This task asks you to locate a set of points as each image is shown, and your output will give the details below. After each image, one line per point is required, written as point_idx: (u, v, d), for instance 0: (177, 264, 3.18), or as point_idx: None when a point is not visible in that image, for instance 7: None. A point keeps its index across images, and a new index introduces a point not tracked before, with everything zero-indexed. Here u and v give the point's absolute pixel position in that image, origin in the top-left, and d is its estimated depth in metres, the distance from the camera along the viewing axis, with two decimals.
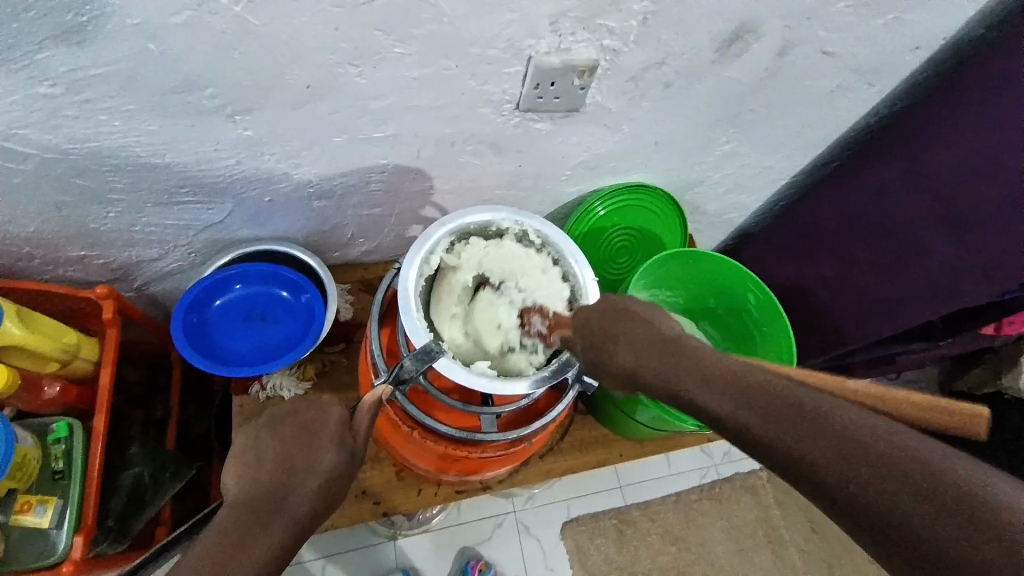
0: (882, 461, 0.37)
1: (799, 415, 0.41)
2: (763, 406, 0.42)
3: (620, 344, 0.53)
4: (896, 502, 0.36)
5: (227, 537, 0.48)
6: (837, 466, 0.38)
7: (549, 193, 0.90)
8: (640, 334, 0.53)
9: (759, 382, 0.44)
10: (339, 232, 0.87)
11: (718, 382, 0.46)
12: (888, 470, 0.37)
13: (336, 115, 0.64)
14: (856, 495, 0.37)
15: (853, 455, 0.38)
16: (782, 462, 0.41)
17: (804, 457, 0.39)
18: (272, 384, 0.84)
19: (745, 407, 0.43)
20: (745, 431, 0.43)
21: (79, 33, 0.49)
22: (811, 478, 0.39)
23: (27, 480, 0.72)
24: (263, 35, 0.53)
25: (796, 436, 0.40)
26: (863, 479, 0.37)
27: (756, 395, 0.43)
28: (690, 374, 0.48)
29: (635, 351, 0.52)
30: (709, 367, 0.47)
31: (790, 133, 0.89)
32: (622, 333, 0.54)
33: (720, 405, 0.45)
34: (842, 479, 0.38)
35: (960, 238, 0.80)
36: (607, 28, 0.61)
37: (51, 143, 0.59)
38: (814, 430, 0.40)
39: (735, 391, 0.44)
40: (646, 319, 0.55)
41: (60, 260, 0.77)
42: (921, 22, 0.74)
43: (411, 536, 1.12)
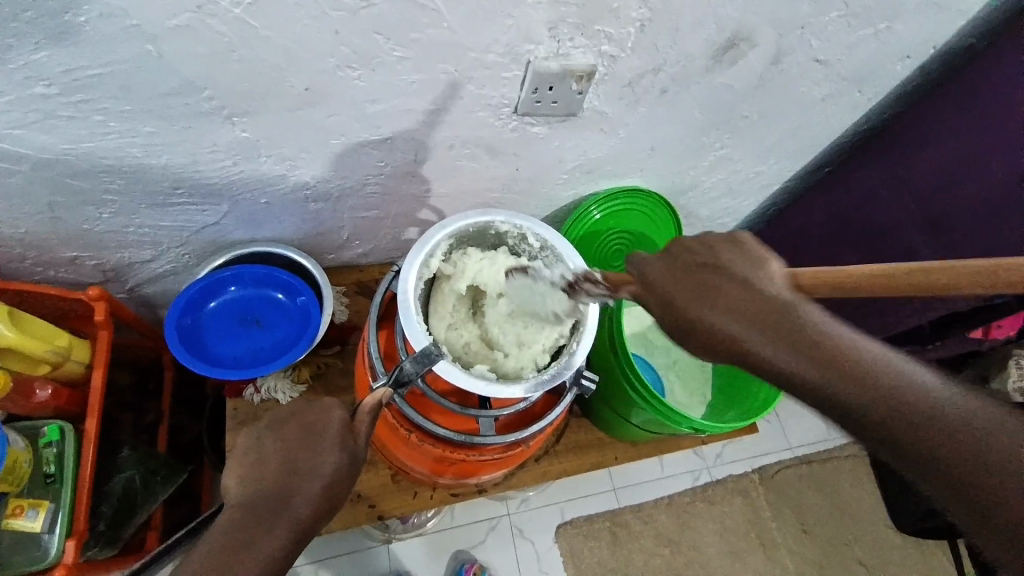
0: (992, 448, 0.38)
1: (900, 394, 0.41)
2: (860, 384, 0.42)
3: (700, 300, 0.50)
4: (999, 487, 0.37)
5: (231, 538, 0.50)
6: (939, 448, 0.39)
7: (545, 196, 0.90)
8: (734, 294, 0.49)
9: (850, 353, 0.44)
10: (334, 234, 0.87)
11: (812, 352, 0.44)
12: (993, 453, 0.38)
13: (334, 118, 0.64)
14: (956, 473, 0.39)
15: (953, 437, 0.39)
16: (876, 434, 0.42)
17: (907, 438, 0.40)
18: (266, 387, 0.84)
19: (847, 382, 0.43)
20: (838, 400, 0.43)
21: (75, 34, 0.49)
22: (906, 453, 0.40)
23: (18, 483, 0.71)
24: (263, 39, 0.53)
25: (894, 413, 0.41)
26: (964, 457, 0.38)
27: (853, 373, 0.43)
28: (779, 339, 0.45)
29: (715, 305, 0.49)
30: (798, 332, 0.46)
31: (783, 140, 0.90)
32: (706, 290, 0.50)
33: (808, 373, 0.44)
34: (937, 456, 0.39)
35: (938, 240, 0.86)
36: (605, 34, 0.62)
37: (46, 144, 0.59)
38: (918, 413, 0.40)
39: (832, 365, 0.43)
40: (731, 273, 0.50)
41: (51, 261, 0.77)
42: (912, 32, 0.75)
43: (405, 540, 1.12)
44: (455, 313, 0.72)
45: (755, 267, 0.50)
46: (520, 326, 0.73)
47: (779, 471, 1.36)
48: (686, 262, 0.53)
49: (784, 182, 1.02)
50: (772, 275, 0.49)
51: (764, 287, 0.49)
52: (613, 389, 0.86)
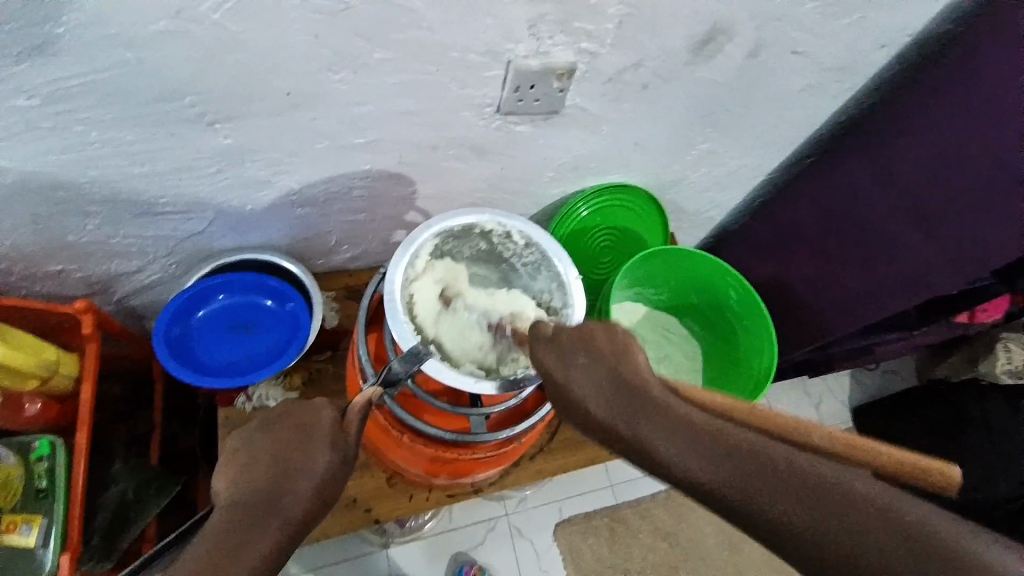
0: (852, 512, 0.41)
1: (762, 469, 0.45)
2: (726, 463, 0.46)
3: (581, 369, 0.55)
4: (860, 551, 0.40)
5: (225, 540, 0.49)
6: (808, 520, 0.42)
7: (532, 195, 0.91)
8: (594, 366, 0.55)
9: (711, 429, 0.48)
10: (322, 239, 0.87)
11: (685, 436, 0.48)
12: (844, 512, 0.41)
13: (318, 121, 0.64)
14: (821, 544, 0.41)
15: (817, 507, 0.42)
16: (759, 523, 0.43)
17: (777, 518, 0.43)
18: (257, 395, 0.84)
19: (714, 461, 0.46)
20: (706, 484, 0.46)
21: (54, 44, 0.49)
22: (782, 534, 0.42)
23: (11, 499, 0.72)
24: (244, 43, 0.53)
25: (763, 491, 0.44)
26: (830, 527, 0.41)
27: (714, 445, 0.47)
28: (649, 421, 0.51)
29: (585, 386, 0.54)
30: (652, 407, 0.51)
31: (765, 132, 0.91)
32: (601, 360, 0.55)
33: (702, 470, 0.46)
34: (809, 532, 0.41)
35: (924, 228, 0.84)
36: (584, 31, 0.63)
37: (28, 155, 0.58)
38: (776, 481, 0.44)
39: (702, 441, 0.48)
40: (608, 359, 0.55)
41: (37, 275, 0.76)
42: (887, 21, 0.76)
43: (403, 544, 1.12)
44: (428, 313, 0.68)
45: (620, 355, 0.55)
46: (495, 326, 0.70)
47: None
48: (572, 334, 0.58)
49: (767, 174, 1.03)
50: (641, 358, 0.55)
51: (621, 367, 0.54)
52: None
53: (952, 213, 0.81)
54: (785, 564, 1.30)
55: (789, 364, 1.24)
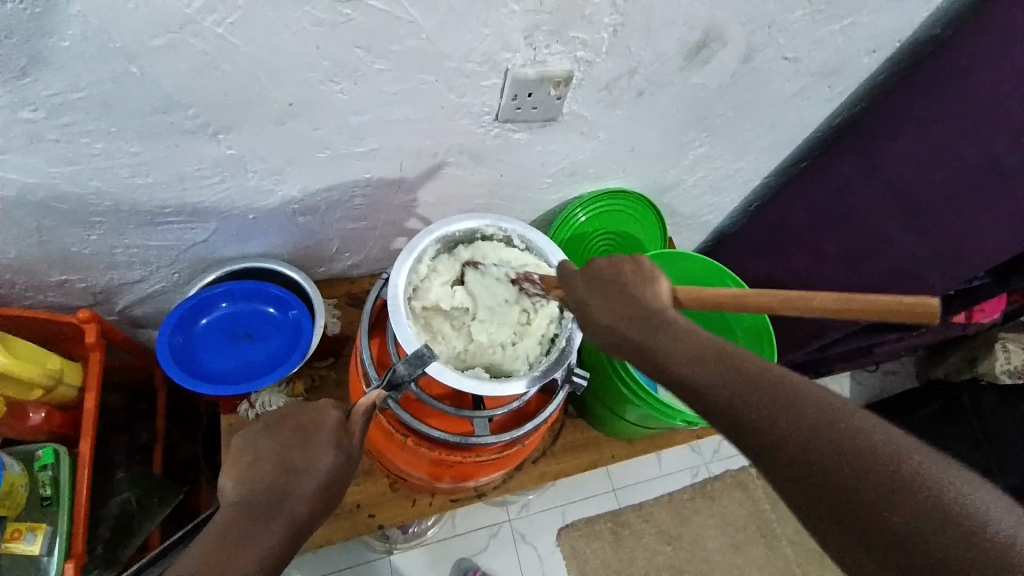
0: (843, 435, 0.39)
1: (800, 403, 0.41)
2: (741, 386, 0.43)
3: (598, 302, 0.55)
4: (858, 489, 0.37)
5: (228, 537, 0.49)
6: (835, 462, 0.38)
7: (531, 201, 0.92)
8: (619, 292, 0.54)
9: (717, 351, 0.47)
10: (323, 247, 0.88)
11: (702, 357, 0.47)
12: (895, 476, 0.37)
13: (318, 130, 0.65)
14: (826, 478, 0.38)
15: (826, 436, 0.39)
16: (746, 436, 0.42)
17: (792, 447, 0.39)
18: (261, 402, 0.84)
19: (718, 378, 0.45)
20: (703, 393, 0.45)
21: (58, 58, 0.50)
22: (796, 467, 0.39)
23: (15, 508, 0.72)
24: (244, 55, 0.54)
25: (789, 425, 0.40)
26: (849, 469, 0.37)
27: (733, 369, 0.45)
28: (665, 335, 0.49)
29: (606, 311, 0.54)
30: (668, 324, 0.50)
31: (759, 136, 0.92)
32: (621, 300, 0.54)
33: (701, 379, 0.45)
34: (819, 467, 0.38)
35: (911, 225, 0.87)
36: (579, 39, 0.64)
37: (34, 166, 0.59)
38: (772, 395, 0.42)
39: (716, 363, 0.46)
40: (636, 290, 0.53)
41: (40, 285, 0.77)
42: (875, 26, 0.77)
43: (407, 550, 1.12)
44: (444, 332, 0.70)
45: (647, 284, 0.54)
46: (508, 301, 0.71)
47: None
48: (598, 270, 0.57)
49: (763, 178, 1.04)
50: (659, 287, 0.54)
51: (643, 295, 0.53)
52: (607, 388, 0.87)
53: (950, 208, 0.82)
54: (789, 566, 1.30)
55: (789, 366, 1.25)
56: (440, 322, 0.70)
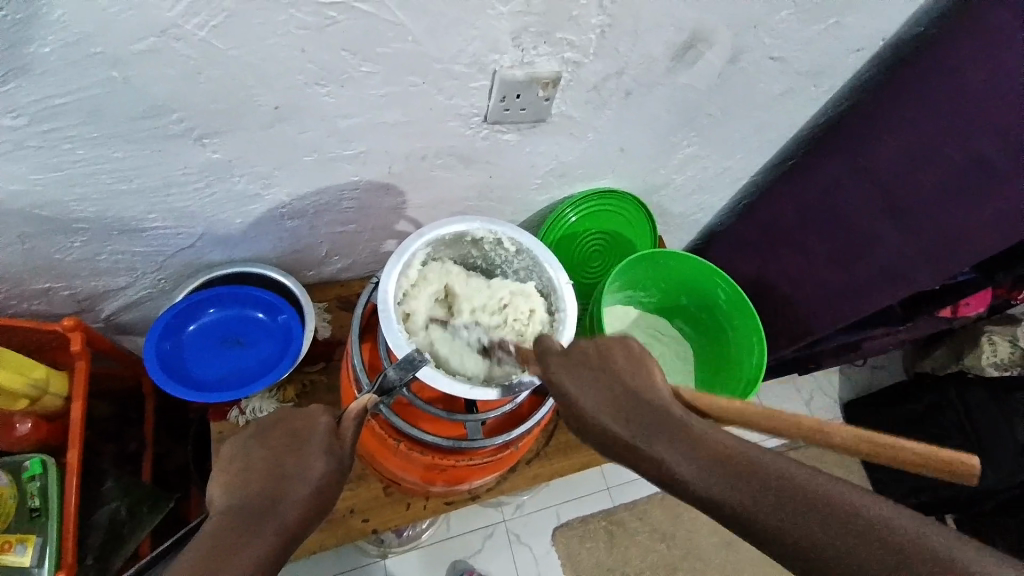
0: (869, 537, 0.39)
1: (804, 501, 0.41)
2: (749, 492, 0.42)
3: (583, 388, 0.52)
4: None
5: (218, 542, 0.48)
6: (872, 570, 0.38)
7: (521, 202, 0.91)
8: (598, 375, 0.52)
9: (709, 443, 0.45)
10: (312, 251, 0.87)
11: (702, 457, 0.44)
12: (917, 573, 0.37)
13: (306, 134, 0.65)
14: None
15: (854, 541, 0.39)
16: (763, 542, 0.41)
17: (813, 555, 0.39)
18: (250, 408, 0.83)
19: (721, 482, 0.43)
20: (708, 500, 0.43)
21: (41, 65, 0.49)
22: (819, 571, 0.39)
23: (4, 518, 0.72)
24: (231, 59, 0.54)
25: (807, 529, 0.40)
26: (872, 569, 0.38)
27: (734, 471, 0.43)
28: (659, 436, 0.47)
29: (589, 397, 0.51)
30: (655, 416, 0.48)
31: (747, 136, 0.93)
32: (606, 383, 0.51)
33: (703, 485, 0.44)
34: (847, 573, 0.38)
35: (899, 223, 0.88)
36: (566, 41, 0.64)
37: (16, 174, 0.58)
38: (788, 502, 0.41)
39: (714, 463, 0.44)
40: (618, 375, 0.51)
41: (25, 294, 0.76)
42: (860, 25, 0.78)
43: (401, 554, 1.11)
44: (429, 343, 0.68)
45: (629, 367, 0.52)
46: (491, 316, 0.72)
47: None
48: (575, 352, 0.54)
49: (751, 177, 1.05)
50: (633, 364, 0.52)
51: (625, 379, 0.51)
52: None
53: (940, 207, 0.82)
54: (782, 561, 1.31)
55: (779, 362, 1.26)
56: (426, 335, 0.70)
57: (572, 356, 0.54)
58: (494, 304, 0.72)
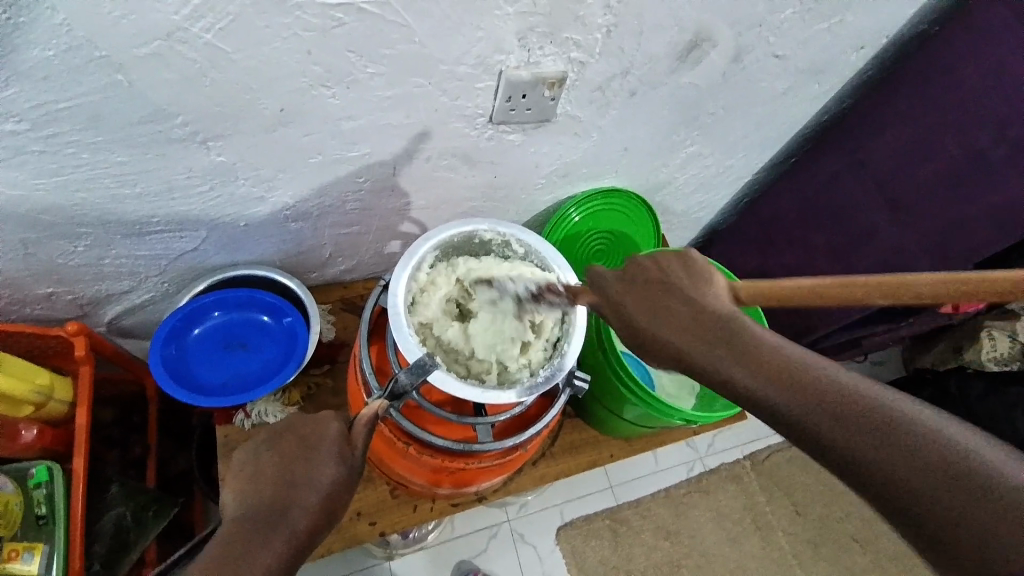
0: (882, 428, 0.40)
1: (860, 408, 0.42)
2: (813, 398, 0.43)
3: (628, 296, 0.54)
4: (928, 495, 0.38)
5: (230, 550, 0.49)
6: (874, 454, 0.40)
7: (524, 202, 0.91)
8: (664, 296, 0.51)
9: (769, 352, 0.46)
10: (316, 253, 0.86)
11: (757, 361, 0.46)
12: (923, 459, 0.39)
13: (309, 137, 0.64)
14: (907, 490, 0.39)
15: (863, 429, 0.41)
16: (806, 441, 0.43)
17: (863, 463, 0.40)
18: (256, 412, 0.83)
19: (789, 393, 0.43)
20: (766, 402, 0.44)
21: (43, 69, 0.49)
22: (867, 477, 0.40)
23: (10, 527, 0.71)
24: (234, 62, 0.53)
25: (862, 433, 0.41)
26: (925, 481, 0.38)
27: (798, 380, 0.44)
28: (710, 341, 0.47)
29: (655, 313, 0.51)
30: (703, 322, 0.48)
31: (749, 133, 0.92)
32: (667, 302, 0.51)
33: (757, 384, 0.45)
34: (886, 468, 0.39)
35: (899, 219, 0.89)
36: (572, 41, 0.64)
37: (17, 179, 0.58)
38: (812, 394, 0.43)
39: (751, 360, 0.46)
40: (680, 289, 0.51)
41: (26, 299, 0.75)
42: (864, 22, 0.77)
43: (406, 555, 1.11)
44: (447, 341, 0.69)
45: (700, 284, 0.51)
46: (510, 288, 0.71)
47: (770, 455, 1.38)
48: (639, 266, 0.54)
49: (752, 175, 1.05)
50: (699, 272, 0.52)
51: (696, 296, 0.50)
52: (604, 388, 0.87)
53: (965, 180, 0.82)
54: (785, 557, 1.31)
55: None
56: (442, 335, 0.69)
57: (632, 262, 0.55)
58: (505, 278, 0.71)
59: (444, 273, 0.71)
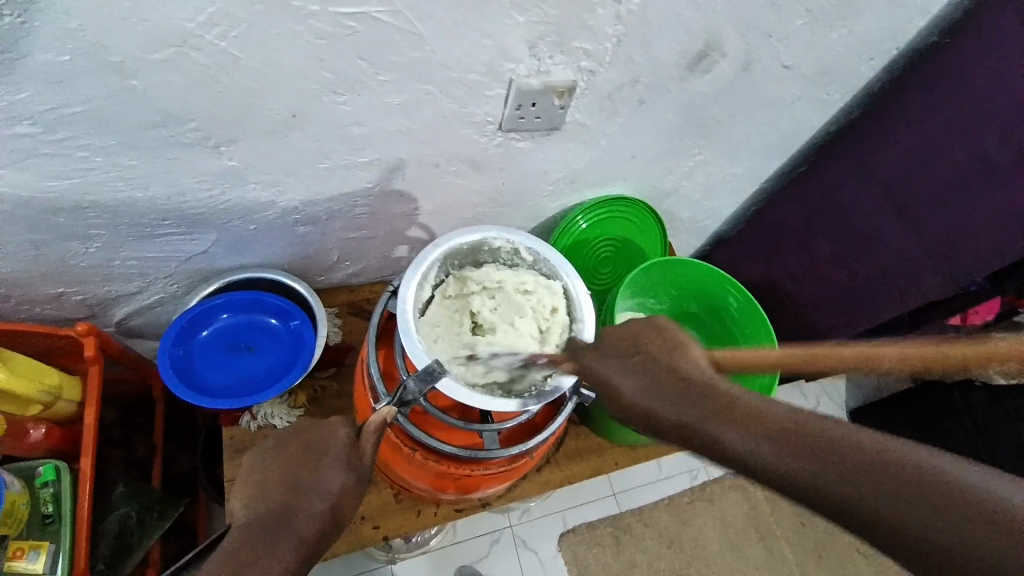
0: (825, 449, 0.43)
1: (856, 453, 0.43)
2: (766, 435, 0.45)
3: (629, 374, 0.52)
4: (902, 512, 0.40)
5: (237, 555, 0.49)
6: (823, 474, 0.42)
7: (531, 208, 0.91)
8: (634, 355, 0.53)
9: (741, 404, 0.47)
10: (323, 257, 0.87)
11: (717, 409, 0.47)
12: (865, 472, 0.42)
13: (318, 142, 0.65)
14: (884, 511, 0.40)
15: (812, 454, 0.43)
16: (764, 476, 0.45)
17: (847, 495, 0.41)
18: (262, 414, 0.84)
19: (763, 440, 0.45)
20: (744, 454, 0.45)
21: (59, 73, 0.49)
22: (879, 522, 0.40)
23: (16, 526, 0.71)
24: (245, 68, 0.54)
25: (826, 464, 0.43)
26: (886, 495, 0.41)
27: (769, 427, 0.45)
28: (672, 392, 0.49)
29: (630, 376, 0.52)
30: (663, 371, 0.50)
31: (757, 143, 0.92)
32: (642, 364, 0.52)
33: (717, 431, 0.46)
34: (835, 488, 0.42)
35: (906, 223, 0.88)
36: (582, 50, 0.64)
37: (30, 181, 0.59)
38: (762, 429, 0.45)
39: (708, 404, 0.47)
40: (653, 355, 0.52)
41: (36, 298, 0.76)
42: (873, 32, 0.77)
43: (409, 558, 1.11)
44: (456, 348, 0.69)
45: (658, 338, 0.53)
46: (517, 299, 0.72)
47: None
48: (636, 349, 0.53)
49: (759, 184, 1.05)
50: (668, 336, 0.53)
51: (658, 350, 0.52)
52: None
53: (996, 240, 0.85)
54: (788, 567, 1.30)
55: None
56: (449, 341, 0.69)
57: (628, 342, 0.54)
58: (512, 286, 0.73)
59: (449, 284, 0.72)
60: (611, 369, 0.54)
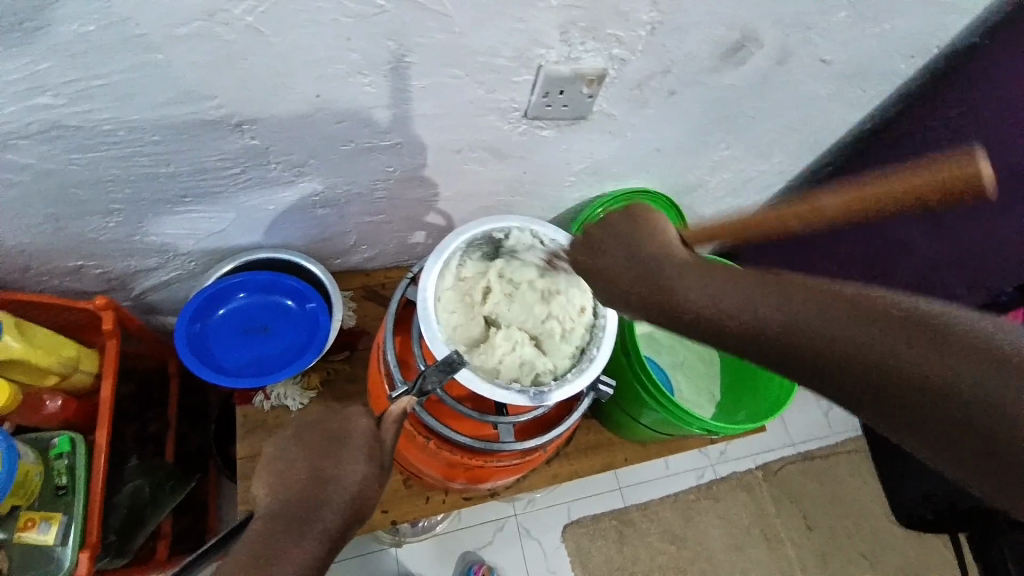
0: (770, 294, 0.47)
1: (799, 293, 0.46)
2: (719, 295, 0.48)
3: (609, 254, 0.57)
4: (844, 332, 0.42)
5: (263, 547, 0.49)
6: (769, 312, 0.46)
7: (551, 199, 0.90)
8: (615, 236, 0.58)
9: (751, 280, 0.49)
10: (341, 239, 0.86)
11: (681, 277, 0.51)
12: (807, 305, 0.45)
13: (341, 124, 0.64)
14: (828, 335, 0.43)
15: (763, 302, 0.47)
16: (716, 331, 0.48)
17: (790, 326, 0.45)
18: (276, 394, 0.84)
19: (717, 296, 0.49)
20: (825, 338, 0.43)
21: (81, 44, 0.48)
22: (824, 347, 0.43)
23: (29, 497, 0.72)
24: (270, 46, 0.53)
25: (901, 337, 0.41)
26: (852, 327, 0.42)
27: (742, 289, 0.48)
28: (646, 264, 0.54)
29: (611, 259, 0.57)
30: (634, 249, 0.56)
31: (786, 139, 0.90)
32: (623, 241, 0.57)
33: (681, 292, 0.50)
34: (781, 325, 0.45)
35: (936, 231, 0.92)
36: (614, 37, 0.62)
37: (51, 153, 0.58)
38: (717, 288, 0.49)
39: (674, 272, 0.52)
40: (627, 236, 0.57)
41: (55, 271, 0.76)
42: (917, 28, 0.74)
43: (413, 543, 1.12)
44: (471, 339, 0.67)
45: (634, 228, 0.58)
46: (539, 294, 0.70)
47: (782, 466, 1.36)
48: (709, 263, 0.53)
49: (787, 182, 1.02)
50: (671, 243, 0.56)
51: (633, 234, 0.57)
52: (624, 392, 0.86)
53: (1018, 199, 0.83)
54: (792, 569, 1.30)
55: None
56: (466, 331, 0.67)
57: (658, 254, 0.54)
58: (540, 286, 0.71)
59: (468, 270, 0.69)
60: (654, 270, 0.53)
